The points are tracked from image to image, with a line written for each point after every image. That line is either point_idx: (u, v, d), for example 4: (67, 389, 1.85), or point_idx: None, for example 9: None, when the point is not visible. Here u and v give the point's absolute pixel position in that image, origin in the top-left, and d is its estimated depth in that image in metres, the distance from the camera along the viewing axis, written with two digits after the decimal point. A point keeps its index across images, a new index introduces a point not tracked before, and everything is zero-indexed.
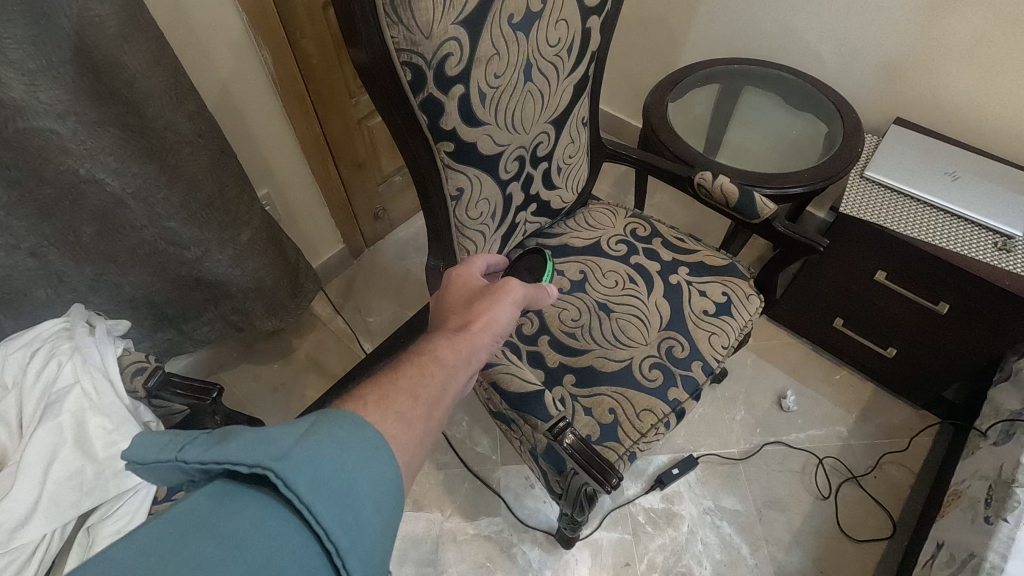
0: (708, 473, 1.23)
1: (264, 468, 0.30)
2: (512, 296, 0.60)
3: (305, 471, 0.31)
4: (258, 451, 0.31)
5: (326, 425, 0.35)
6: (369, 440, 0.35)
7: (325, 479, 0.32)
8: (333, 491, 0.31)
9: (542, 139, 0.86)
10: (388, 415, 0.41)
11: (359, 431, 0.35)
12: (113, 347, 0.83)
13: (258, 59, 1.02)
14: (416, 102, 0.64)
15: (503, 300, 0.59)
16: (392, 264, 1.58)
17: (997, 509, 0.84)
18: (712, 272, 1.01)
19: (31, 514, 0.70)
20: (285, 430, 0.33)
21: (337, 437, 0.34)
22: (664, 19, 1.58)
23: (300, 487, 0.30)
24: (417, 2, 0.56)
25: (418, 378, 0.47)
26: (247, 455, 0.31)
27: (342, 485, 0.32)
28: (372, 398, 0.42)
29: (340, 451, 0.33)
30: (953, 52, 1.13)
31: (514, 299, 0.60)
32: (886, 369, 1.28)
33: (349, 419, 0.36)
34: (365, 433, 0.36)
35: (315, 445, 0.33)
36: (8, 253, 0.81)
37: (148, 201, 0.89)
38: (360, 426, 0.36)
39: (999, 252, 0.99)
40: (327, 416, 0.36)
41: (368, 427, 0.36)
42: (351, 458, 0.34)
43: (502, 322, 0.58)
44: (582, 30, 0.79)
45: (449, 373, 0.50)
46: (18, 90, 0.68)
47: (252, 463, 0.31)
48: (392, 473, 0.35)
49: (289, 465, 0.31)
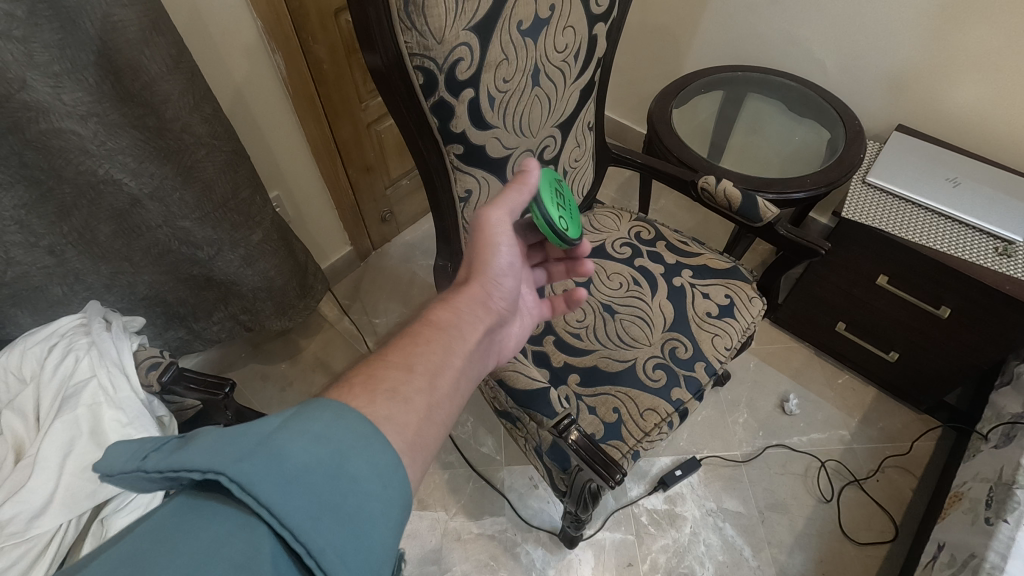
0: (710, 475, 1.24)
1: (217, 473, 0.33)
2: (494, 225, 0.63)
3: (263, 473, 0.33)
4: (215, 455, 0.33)
5: (299, 420, 0.38)
6: (345, 430, 0.38)
7: (289, 478, 0.34)
8: (299, 490, 0.34)
9: (549, 143, 0.88)
10: (377, 397, 0.45)
11: (336, 423, 0.38)
12: (128, 342, 0.86)
13: (272, 64, 1.05)
14: (427, 105, 0.66)
15: (490, 235, 0.64)
16: (399, 267, 1.60)
17: (998, 510, 0.85)
18: (716, 274, 1.03)
19: (48, 504, 0.72)
20: (248, 430, 0.36)
21: (312, 430, 0.37)
22: (669, 27, 1.60)
23: (255, 488, 0.32)
24: (430, 9, 0.58)
25: (413, 344, 0.53)
26: (203, 460, 0.33)
27: (310, 481, 0.34)
28: (358, 382, 0.47)
29: (311, 447, 0.36)
30: (955, 61, 1.15)
31: (499, 224, 0.63)
32: (888, 374, 1.29)
33: (324, 413, 0.39)
34: (340, 426, 0.38)
35: (279, 442, 0.35)
36: (28, 251, 0.83)
37: (164, 202, 0.91)
38: (338, 417, 0.39)
39: (1000, 256, 1.00)
40: (301, 411, 0.39)
41: (345, 418, 0.39)
42: (324, 450, 0.36)
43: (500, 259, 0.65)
44: (588, 36, 0.81)
45: (450, 329, 0.57)
46: (44, 92, 0.70)
47: (207, 469, 0.33)
48: (376, 464, 0.38)
49: (244, 467, 0.33)
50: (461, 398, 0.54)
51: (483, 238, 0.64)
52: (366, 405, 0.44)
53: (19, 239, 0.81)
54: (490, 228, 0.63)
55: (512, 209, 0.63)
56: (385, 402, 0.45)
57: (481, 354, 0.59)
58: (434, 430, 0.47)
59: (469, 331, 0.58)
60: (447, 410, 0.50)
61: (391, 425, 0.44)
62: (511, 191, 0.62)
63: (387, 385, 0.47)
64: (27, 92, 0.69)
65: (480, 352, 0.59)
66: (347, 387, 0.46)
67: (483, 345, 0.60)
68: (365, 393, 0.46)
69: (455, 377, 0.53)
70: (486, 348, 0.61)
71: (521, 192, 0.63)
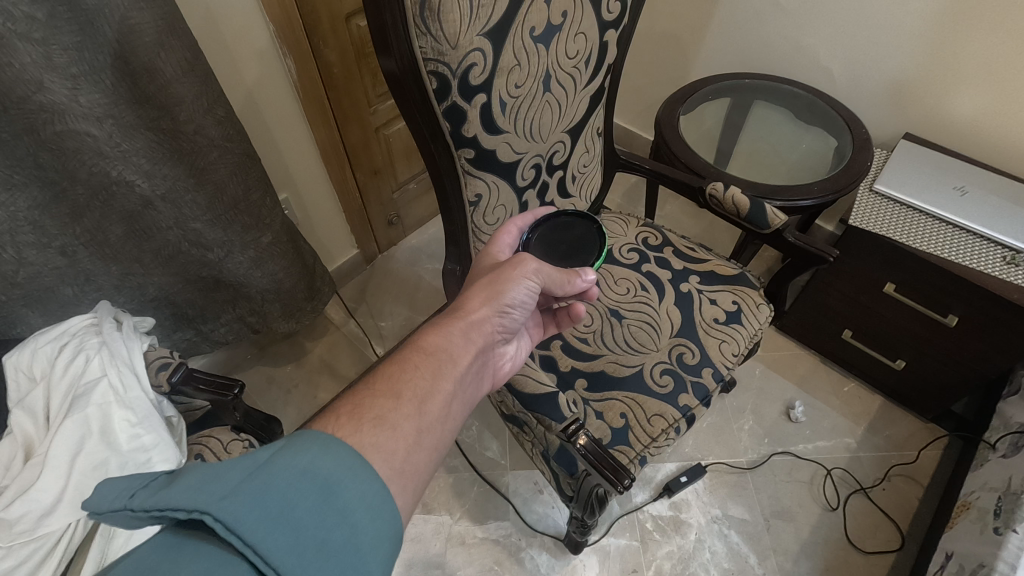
0: (716, 482, 1.23)
1: (200, 512, 0.33)
2: (525, 271, 0.64)
3: (247, 511, 0.34)
4: (199, 495, 0.34)
5: (289, 452, 0.38)
6: (333, 462, 0.39)
7: (275, 514, 0.35)
8: (284, 527, 0.34)
9: (558, 148, 0.88)
10: (363, 423, 0.47)
11: (325, 454, 0.39)
12: (138, 342, 0.87)
13: (282, 67, 1.05)
14: (439, 110, 0.67)
15: (517, 277, 0.64)
16: (404, 270, 1.60)
17: (1007, 520, 0.85)
18: (723, 280, 1.03)
19: (57, 503, 0.72)
20: (236, 466, 0.36)
21: (301, 462, 0.38)
22: (676, 34, 1.61)
23: (240, 527, 0.33)
24: (445, 14, 0.58)
25: (399, 368, 0.54)
26: (187, 499, 0.33)
27: (297, 517, 0.35)
28: (344, 412, 0.48)
29: (298, 482, 0.37)
30: (962, 71, 1.15)
31: (530, 274, 0.64)
32: (895, 382, 1.29)
33: (314, 444, 0.39)
34: (328, 457, 0.39)
35: (265, 478, 0.36)
36: (40, 251, 0.84)
37: (175, 203, 0.91)
38: (327, 448, 0.39)
39: (1008, 266, 1.00)
40: (292, 443, 0.39)
41: (334, 449, 0.40)
42: (313, 484, 0.37)
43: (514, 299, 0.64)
44: (599, 43, 0.81)
45: (440, 353, 0.58)
46: (60, 94, 0.71)
47: (191, 508, 0.33)
48: (365, 495, 0.38)
49: (227, 506, 0.33)
50: (454, 420, 0.55)
51: (509, 276, 0.64)
52: (352, 434, 0.45)
53: (32, 239, 0.82)
54: (521, 274, 0.64)
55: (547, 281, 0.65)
56: (372, 430, 0.46)
57: (472, 375, 0.60)
58: (423, 456, 0.48)
59: (461, 352, 0.59)
60: (439, 433, 0.52)
61: (378, 454, 0.45)
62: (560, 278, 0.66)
63: (373, 413, 0.48)
64: (43, 94, 0.70)
65: (471, 377, 0.60)
66: (333, 417, 0.47)
67: (475, 369, 0.61)
68: (351, 423, 0.46)
69: (443, 397, 0.54)
70: (477, 371, 0.62)
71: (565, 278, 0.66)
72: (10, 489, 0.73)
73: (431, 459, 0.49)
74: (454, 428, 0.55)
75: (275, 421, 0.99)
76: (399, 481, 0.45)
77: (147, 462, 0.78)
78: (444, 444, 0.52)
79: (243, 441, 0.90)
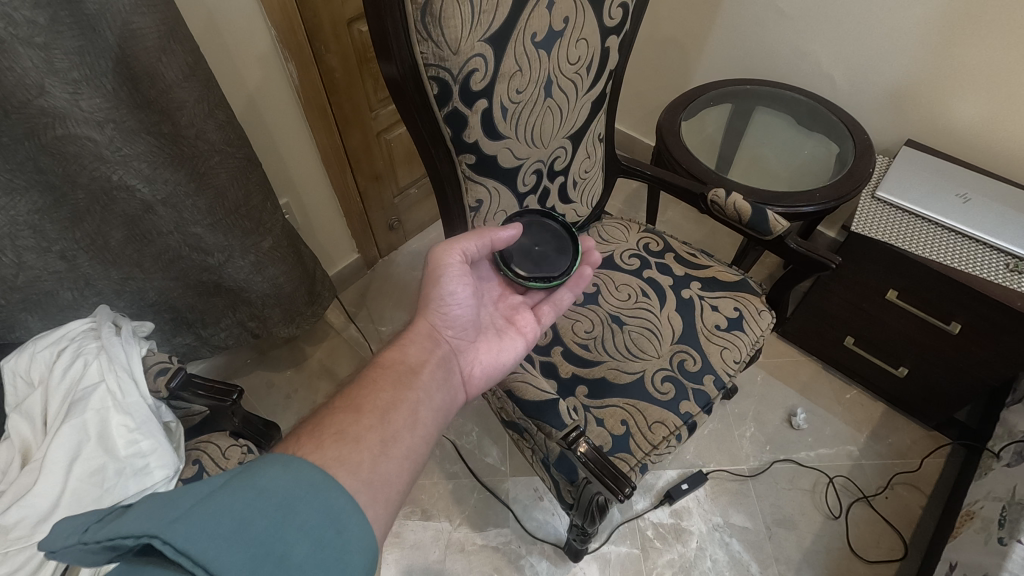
0: (718, 490, 1.23)
1: (151, 536, 0.35)
2: (440, 262, 0.66)
3: (199, 533, 0.35)
4: (151, 521, 0.35)
5: (247, 474, 0.40)
6: (291, 480, 0.41)
7: (228, 532, 0.36)
8: (238, 544, 0.36)
9: (559, 154, 0.88)
10: (325, 440, 0.47)
11: (284, 474, 0.41)
12: (138, 347, 0.85)
13: (284, 72, 1.05)
14: (440, 115, 0.67)
15: (439, 271, 0.66)
16: (405, 274, 1.60)
17: (1011, 530, 0.84)
18: (724, 287, 1.02)
19: (54, 508, 0.71)
20: (192, 490, 0.38)
21: (258, 483, 0.40)
22: (678, 40, 1.61)
23: (189, 547, 0.35)
24: (447, 19, 0.58)
25: (363, 383, 0.56)
26: (137, 526, 0.35)
27: (252, 535, 0.37)
28: (305, 433, 0.48)
29: (254, 502, 0.38)
30: (964, 77, 1.15)
31: (446, 260, 0.66)
32: (898, 389, 1.28)
33: (274, 465, 0.41)
34: (287, 477, 0.41)
35: (220, 500, 0.38)
36: (40, 255, 0.84)
37: (176, 208, 0.91)
38: (286, 468, 0.41)
39: (1011, 273, 0.99)
40: (251, 466, 0.41)
41: (294, 468, 0.41)
42: (271, 503, 0.39)
43: (452, 297, 0.67)
44: (601, 49, 0.81)
45: (397, 364, 0.60)
46: (62, 99, 0.71)
47: (141, 533, 0.35)
48: (325, 509, 0.40)
49: (178, 528, 0.35)
50: (426, 428, 0.55)
51: (433, 275, 0.67)
52: (313, 450, 0.46)
53: (32, 243, 0.81)
54: (443, 265, 0.66)
55: (462, 251, 0.67)
56: (333, 445, 0.47)
57: (440, 382, 0.61)
58: (393, 466, 0.48)
59: (418, 359, 0.61)
60: (409, 441, 0.52)
61: (342, 467, 0.46)
62: (464, 236, 0.67)
63: (333, 429, 0.49)
64: (44, 98, 0.70)
65: (439, 383, 0.60)
66: (295, 439, 0.47)
67: (441, 376, 0.62)
68: (312, 441, 0.47)
69: (409, 407, 0.54)
70: (447, 377, 0.63)
71: (471, 236, 0.68)
72: (6, 495, 0.73)
73: (403, 470, 0.49)
74: (428, 436, 0.55)
75: (274, 427, 0.97)
76: (367, 493, 0.45)
77: (144, 467, 0.77)
78: (419, 454, 0.52)
79: (242, 447, 0.91)
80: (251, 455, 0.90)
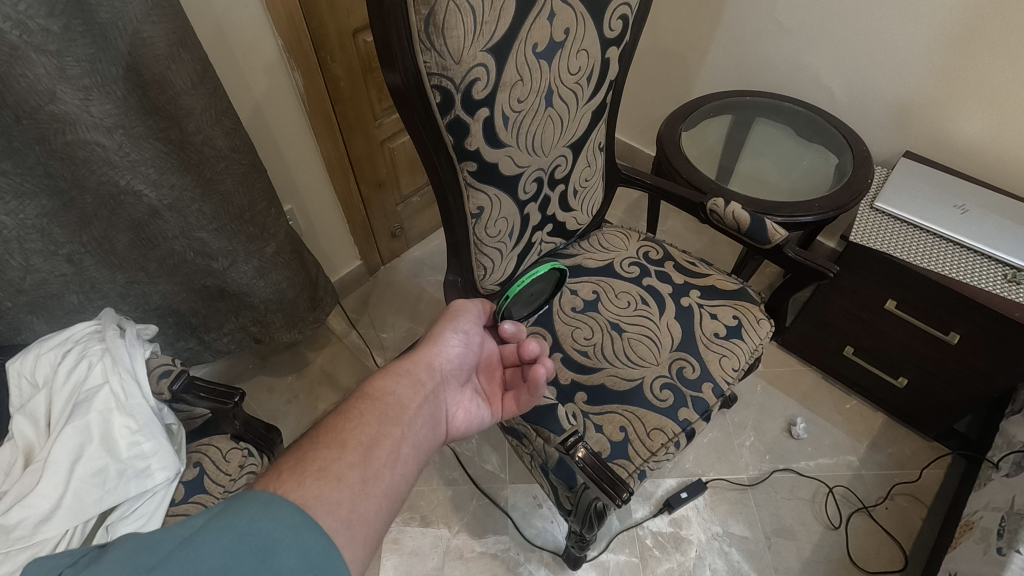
0: (718, 499, 1.22)
1: None
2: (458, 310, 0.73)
3: None
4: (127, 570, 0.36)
5: (226, 514, 0.41)
6: (272, 523, 0.41)
7: None
8: None
9: (560, 162, 0.89)
10: (307, 478, 0.47)
11: (263, 515, 0.41)
12: (141, 350, 0.86)
13: (291, 81, 1.07)
14: (444, 123, 0.68)
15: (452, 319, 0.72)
16: (406, 281, 1.61)
17: (1010, 540, 0.84)
18: (723, 295, 1.03)
19: (55, 510, 0.72)
20: (168, 534, 0.39)
21: (238, 525, 0.40)
22: (678, 50, 1.63)
23: None
24: (450, 30, 0.60)
25: (346, 417, 0.56)
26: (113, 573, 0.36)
27: None
28: (287, 468, 0.48)
29: (231, 545, 0.39)
30: (961, 90, 1.17)
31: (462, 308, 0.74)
32: (897, 399, 1.28)
33: (253, 505, 0.42)
34: (267, 517, 0.41)
35: (199, 543, 0.38)
36: (47, 258, 0.85)
37: (182, 212, 0.92)
38: (267, 508, 0.42)
39: (1010, 283, 1.00)
40: (231, 506, 0.42)
41: (274, 507, 0.42)
42: (249, 546, 0.39)
43: (451, 343, 0.70)
44: (601, 59, 0.82)
45: (386, 398, 0.59)
46: (72, 105, 0.73)
47: None
48: (306, 553, 0.41)
49: None
50: (407, 465, 0.55)
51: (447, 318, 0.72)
52: (294, 488, 0.46)
53: (39, 247, 0.83)
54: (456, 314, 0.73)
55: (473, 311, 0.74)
56: (314, 483, 0.47)
57: (426, 419, 0.61)
58: (371, 504, 0.49)
59: (408, 396, 0.61)
60: (390, 479, 0.52)
61: (321, 507, 0.45)
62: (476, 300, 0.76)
63: (315, 465, 0.49)
64: (55, 104, 0.71)
65: (424, 420, 0.61)
66: (275, 475, 0.47)
67: (427, 415, 0.62)
68: (293, 478, 0.47)
69: (392, 443, 0.55)
70: (432, 416, 0.63)
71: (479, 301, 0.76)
72: (9, 494, 0.74)
73: (382, 508, 0.50)
74: (409, 473, 0.55)
75: (275, 430, 0.97)
76: (346, 533, 0.45)
77: (146, 470, 0.79)
78: (398, 491, 0.52)
79: (243, 450, 0.91)
80: (250, 459, 0.91)
